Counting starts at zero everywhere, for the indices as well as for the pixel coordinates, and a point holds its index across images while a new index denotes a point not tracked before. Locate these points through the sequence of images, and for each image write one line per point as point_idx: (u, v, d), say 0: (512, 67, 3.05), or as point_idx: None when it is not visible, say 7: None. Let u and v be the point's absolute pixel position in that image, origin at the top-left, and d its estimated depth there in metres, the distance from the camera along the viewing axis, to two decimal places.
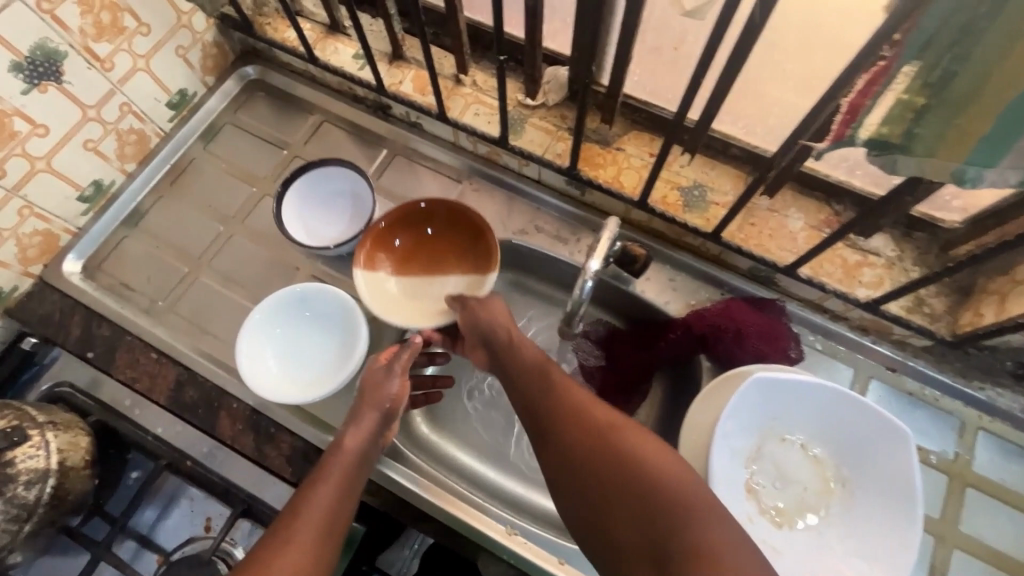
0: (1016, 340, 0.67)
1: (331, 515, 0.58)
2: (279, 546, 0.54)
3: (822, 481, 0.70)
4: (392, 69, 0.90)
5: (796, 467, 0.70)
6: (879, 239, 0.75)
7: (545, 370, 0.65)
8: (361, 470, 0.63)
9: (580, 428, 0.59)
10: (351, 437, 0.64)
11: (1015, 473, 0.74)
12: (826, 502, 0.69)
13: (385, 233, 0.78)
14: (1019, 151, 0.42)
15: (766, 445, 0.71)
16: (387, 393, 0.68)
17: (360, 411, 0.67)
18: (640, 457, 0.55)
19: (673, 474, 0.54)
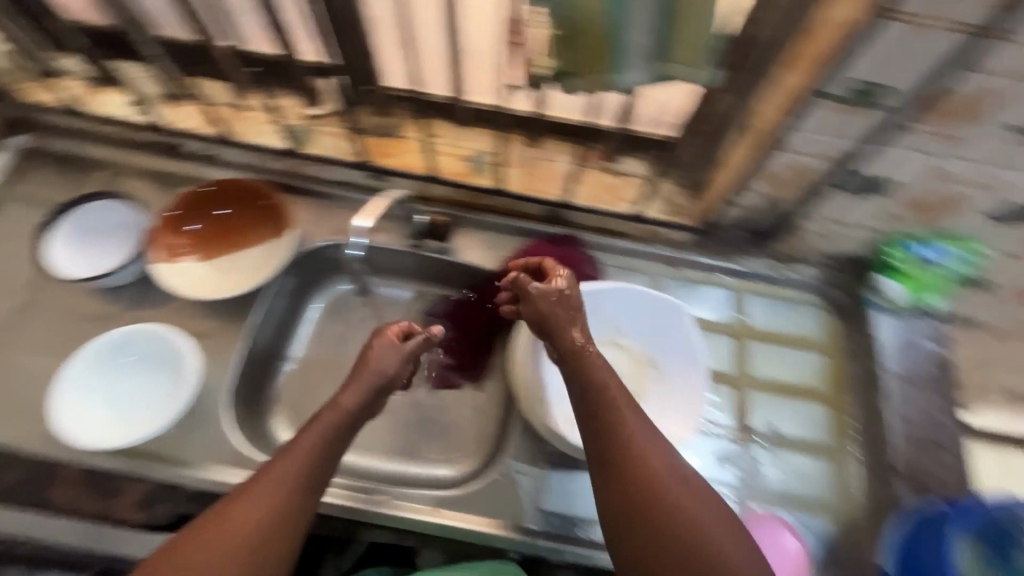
0: (739, 213, 0.84)
1: (294, 484, 0.57)
2: (248, 497, 0.55)
3: (634, 367, 0.83)
4: (173, 109, 0.92)
5: (612, 361, 0.83)
6: (633, 163, 0.88)
7: (588, 353, 0.65)
8: (346, 432, 0.64)
9: (618, 420, 0.59)
10: (345, 400, 0.64)
11: (780, 318, 0.91)
12: (639, 382, 0.82)
13: (179, 224, 0.86)
14: (635, 54, 0.56)
15: (587, 349, 0.84)
16: (370, 362, 0.68)
17: (366, 367, 0.67)
18: (654, 451, 0.57)
19: (687, 490, 0.56)
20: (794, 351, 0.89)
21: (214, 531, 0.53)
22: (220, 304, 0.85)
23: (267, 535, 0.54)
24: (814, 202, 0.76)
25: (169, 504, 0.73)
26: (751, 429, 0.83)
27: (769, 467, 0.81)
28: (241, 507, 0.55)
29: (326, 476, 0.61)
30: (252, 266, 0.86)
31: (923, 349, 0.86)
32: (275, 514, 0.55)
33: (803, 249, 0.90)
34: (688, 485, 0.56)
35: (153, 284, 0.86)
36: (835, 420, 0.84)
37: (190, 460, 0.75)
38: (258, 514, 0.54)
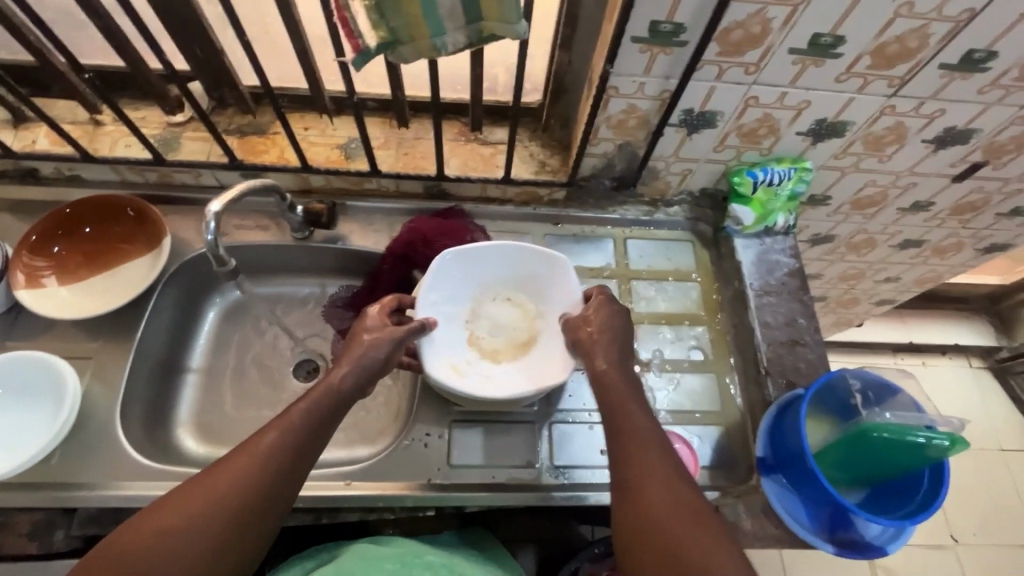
0: (600, 164, 0.91)
1: (271, 457, 0.58)
2: (228, 467, 0.57)
3: (527, 320, 0.87)
4: (21, 133, 0.88)
5: (506, 316, 0.87)
6: (500, 132, 0.95)
7: (609, 384, 0.68)
8: (334, 418, 0.64)
9: (631, 426, 0.64)
10: (343, 375, 0.66)
11: (659, 258, 0.99)
12: (530, 334, 0.86)
13: (41, 249, 0.82)
14: (446, 17, 0.60)
15: (479, 307, 0.87)
16: (364, 339, 0.68)
17: (349, 353, 0.68)
18: (657, 451, 0.62)
19: (685, 498, 0.58)
20: (672, 284, 0.96)
21: (188, 496, 0.54)
22: (100, 324, 0.83)
23: (228, 511, 0.54)
24: (660, 143, 0.84)
25: (64, 530, 0.71)
26: (641, 359, 0.90)
27: (660, 391, 0.88)
28: (219, 477, 0.56)
29: (306, 464, 0.60)
30: (130, 280, 0.84)
31: (776, 263, 0.95)
32: (249, 487, 0.56)
33: (667, 191, 0.98)
34: (678, 486, 0.59)
35: (23, 313, 0.83)
36: (714, 339, 0.92)
37: (81, 482, 0.72)
38: (231, 486, 0.55)
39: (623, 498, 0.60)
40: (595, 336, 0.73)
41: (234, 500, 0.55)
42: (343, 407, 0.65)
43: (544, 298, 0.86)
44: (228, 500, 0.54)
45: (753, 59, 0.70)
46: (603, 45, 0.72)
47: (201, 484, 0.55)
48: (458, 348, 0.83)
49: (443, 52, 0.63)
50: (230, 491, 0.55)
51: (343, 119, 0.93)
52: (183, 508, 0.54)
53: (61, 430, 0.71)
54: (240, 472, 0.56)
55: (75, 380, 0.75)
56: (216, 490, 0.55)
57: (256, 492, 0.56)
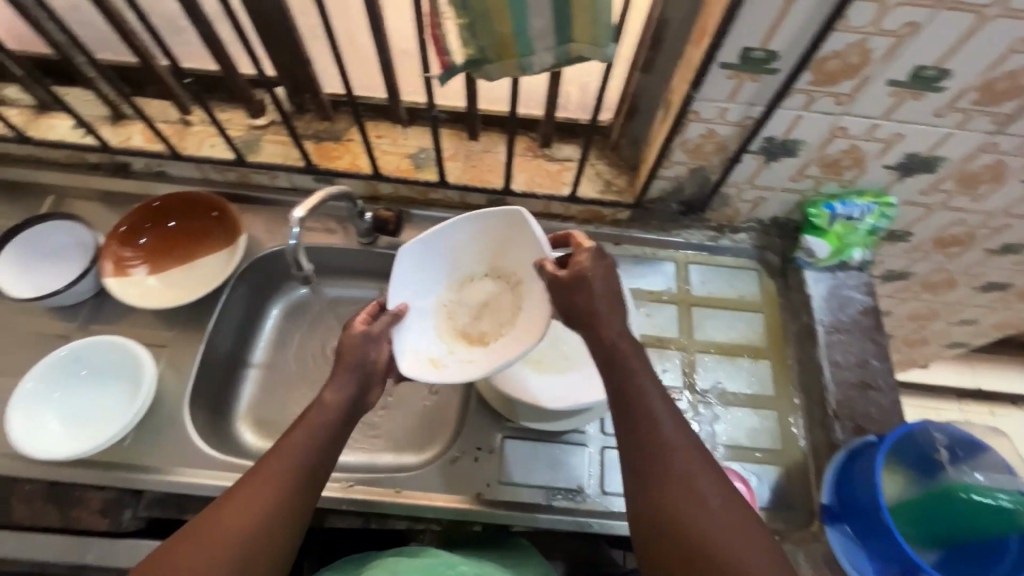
0: (669, 187, 0.89)
1: (288, 475, 0.59)
2: (237, 496, 0.57)
3: (512, 294, 0.75)
4: (117, 129, 0.93)
5: (490, 294, 0.77)
6: (568, 148, 0.95)
7: (617, 353, 0.62)
8: (337, 433, 0.64)
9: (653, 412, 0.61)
10: (337, 391, 0.65)
11: (722, 285, 0.96)
12: (517, 309, 0.74)
13: (129, 240, 0.87)
14: (537, 37, 0.60)
15: (462, 296, 0.78)
16: (362, 359, 0.67)
17: (341, 370, 0.67)
18: (678, 443, 0.59)
19: (710, 495, 0.57)
20: (735, 313, 0.93)
21: (201, 530, 0.55)
22: (176, 314, 0.87)
23: (258, 527, 0.56)
24: (735, 169, 0.82)
25: (132, 510, 0.74)
26: (699, 390, 0.87)
27: (717, 423, 0.85)
28: (228, 508, 0.56)
29: (320, 477, 0.61)
30: (206, 277, 0.88)
31: (849, 299, 0.90)
32: (270, 504, 0.57)
33: (735, 217, 0.95)
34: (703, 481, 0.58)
35: (108, 298, 0.87)
36: (777, 374, 0.89)
37: (150, 465, 0.75)
38: (245, 515, 0.56)
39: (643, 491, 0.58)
40: (599, 297, 0.62)
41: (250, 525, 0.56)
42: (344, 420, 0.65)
43: (519, 271, 0.74)
44: (247, 531, 0.55)
45: (846, 90, 0.67)
46: (687, 69, 0.70)
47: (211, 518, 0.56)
48: (439, 341, 0.75)
49: (528, 72, 0.63)
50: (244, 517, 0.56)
51: (414, 128, 0.95)
52: (209, 535, 0.55)
53: (135, 414, 0.74)
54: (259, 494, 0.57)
55: (152, 366, 0.78)
56: (229, 524, 0.55)
57: (273, 515, 0.57)
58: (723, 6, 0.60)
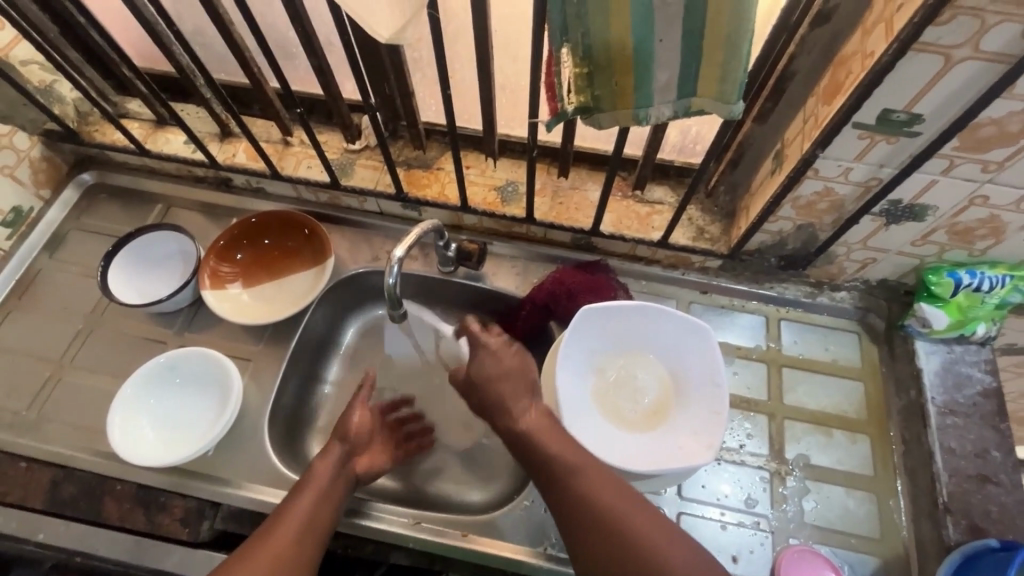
0: (770, 240, 0.84)
1: (303, 526, 0.63)
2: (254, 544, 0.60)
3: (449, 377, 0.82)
4: (224, 146, 0.98)
5: None
6: (660, 190, 0.91)
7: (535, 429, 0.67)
8: (339, 482, 0.69)
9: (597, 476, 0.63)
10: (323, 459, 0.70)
11: (818, 347, 0.89)
12: None
13: (225, 254, 0.90)
14: (659, 89, 0.57)
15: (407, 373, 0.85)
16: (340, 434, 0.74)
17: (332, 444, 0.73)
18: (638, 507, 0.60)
19: (669, 543, 0.58)
20: (831, 379, 0.86)
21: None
22: (262, 329, 0.89)
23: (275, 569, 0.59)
24: (849, 230, 0.76)
25: (209, 521, 0.76)
26: (786, 461, 0.81)
27: (806, 500, 0.78)
28: (244, 559, 0.59)
29: (327, 516, 0.66)
30: (294, 293, 0.90)
31: (966, 378, 0.81)
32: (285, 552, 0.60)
33: (839, 275, 0.88)
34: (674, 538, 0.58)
35: (202, 308, 0.91)
36: (876, 452, 0.81)
37: (231, 478, 0.78)
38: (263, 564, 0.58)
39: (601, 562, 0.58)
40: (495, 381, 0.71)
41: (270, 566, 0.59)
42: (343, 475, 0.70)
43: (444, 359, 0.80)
44: (270, 570, 0.58)
45: (997, 157, 0.60)
46: (811, 124, 0.66)
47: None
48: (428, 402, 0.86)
49: (643, 123, 0.61)
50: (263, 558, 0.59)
51: (504, 161, 0.95)
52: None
53: (224, 428, 0.76)
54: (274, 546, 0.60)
55: (240, 380, 0.81)
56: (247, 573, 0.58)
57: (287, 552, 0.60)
58: (869, 65, 0.55)
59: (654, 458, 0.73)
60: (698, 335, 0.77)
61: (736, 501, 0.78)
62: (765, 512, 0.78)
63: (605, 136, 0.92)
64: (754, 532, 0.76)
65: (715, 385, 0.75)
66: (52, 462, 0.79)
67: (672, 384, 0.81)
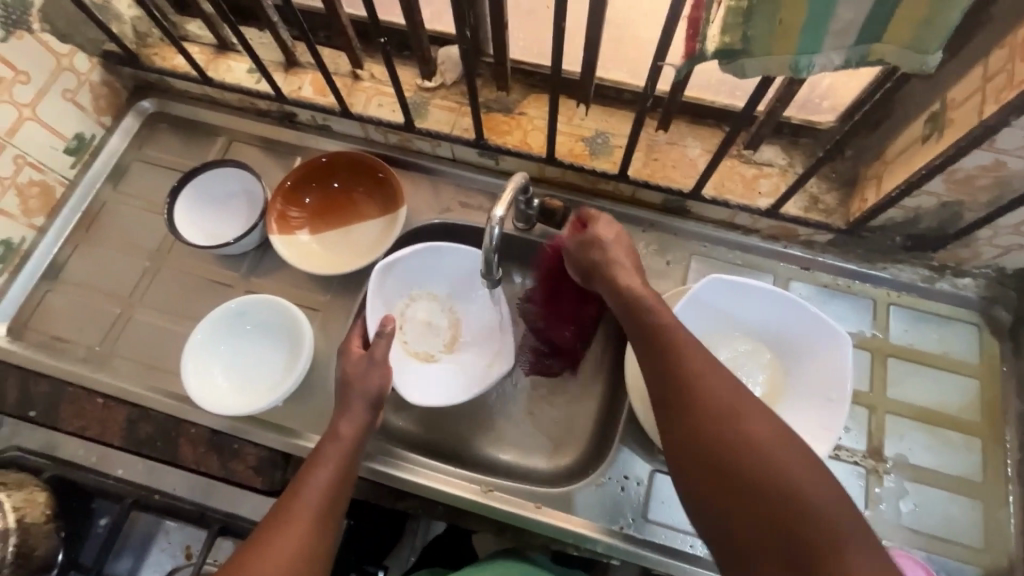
0: (898, 217, 0.74)
1: (325, 502, 0.61)
2: (279, 530, 0.58)
3: (434, 294, 0.86)
4: (289, 78, 0.90)
5: (421, 284, 0.86)
6: (770, 151, 0.81)
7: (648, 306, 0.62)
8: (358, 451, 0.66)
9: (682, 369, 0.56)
10: (344, 424, 0.66)
11: (931, 338, 0.80)
12: (434, 296, 0.86)
13: (292, 196, 0.85)
14: (835, 31, 0.47)
15: (437, 264, 0.84)
16: (381, 398, 0.69)
17: (349, 402, 0.68)
18: (704, 374, 0.55)
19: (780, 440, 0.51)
20: (944, 375, 0.78)
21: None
22: (331, 279, 0.85)
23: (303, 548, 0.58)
24: (1007, 212, 0.65)
25: (282, 471, 0.75)
26: (883, 458, 0.75)
27: (905, 501, 0.73)
28: (272, 544, 0.57)
29: (347, 484, 0.64)
30: (364, 243, 0.85)
31: None
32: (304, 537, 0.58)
33: (968, 260, 0.78)
34: (778, 428, 0.52)
35: (268, 252, 0.88)
36: (988, 459, 0.74)
37: (301, 431, 0.76)
38: (284, 554, 0.56)
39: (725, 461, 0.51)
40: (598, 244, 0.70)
41: (299, 546, 0.58)
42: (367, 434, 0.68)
43: (428, 302, 0.86)
44: (296, 553, 0.57)
45: None
46: (999, 83, 0.55)
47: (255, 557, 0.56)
48: (420, 282, 0.86)
49: (801, 75, 0.51)
50: (295, 536, 0.58)
51: (594, 107, 0.85)
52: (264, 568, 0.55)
53: (296, 382, 0.74)
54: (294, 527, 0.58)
55: (311, 330, 0.78)
56: (278, 548, 0.57)
57: (314, 526, 0.59)
58: None
59: None
60: (830, 338, 0.69)
61: None
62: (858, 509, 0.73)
63: (715, 86, 0.81)
64: None
65: (833, 402, 0.68)
66: (125, 401, 0.79)
67: (787, 373, 0.74)
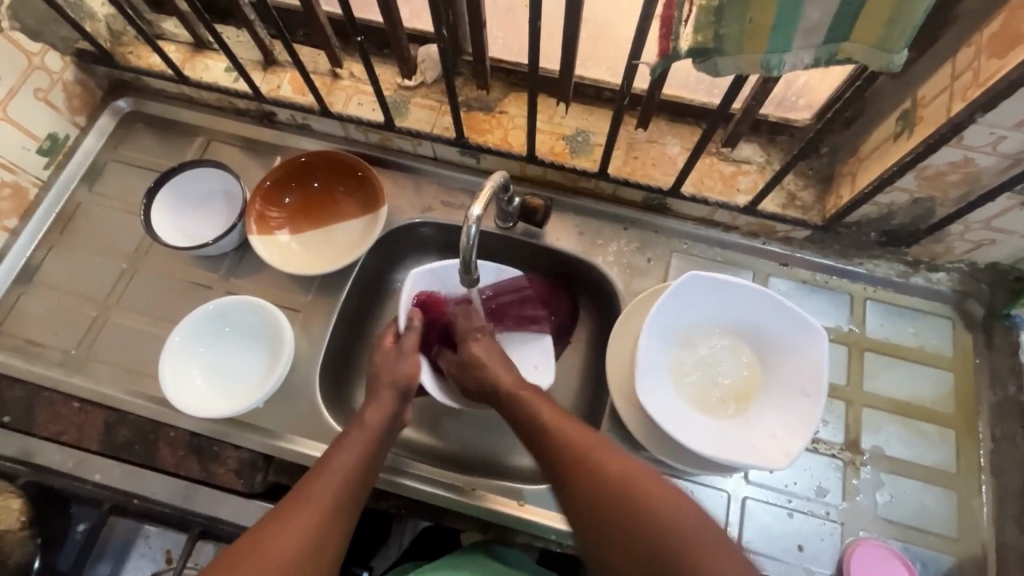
0: (873, 213, 0.75)
1: (349, 482, 0.61)
2: (302, 504, 0.57)
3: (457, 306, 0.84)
4: (268, 76, 0.89)
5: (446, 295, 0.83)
6: (749, 148, 0.82)
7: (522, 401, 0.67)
8: (384, 437, 0.67)
9: (568, 454, 0.61)
10: (372, 412, 0.67)
11: (907, 332, 0.81)
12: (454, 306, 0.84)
13: (272, 196, 0.84)
14: (804, 30, 0.48)
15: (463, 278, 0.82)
16: (409, 389, 0.70)
17: (379, 391, 0.70)
18: (593, 454, 0.59)
19: (665, 500, 0.54)
20: (919, 368, 0.80)
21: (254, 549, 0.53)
22: (312, 279, 0.85)
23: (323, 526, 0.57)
24: (977, 208, 0.66)
25: (263, 474, 0.75)
26: (860, 451, 0.76)
27: (881, 493, 0.74)
28: (295, 517, 0.56)
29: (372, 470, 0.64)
30: (345, 243, 0.85)
31: None
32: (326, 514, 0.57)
33: (942, 255, 0.79)
34: (660, 486, 0.55)
35: (248, 252, 0.87)
36: (961, 450, 0.76)
37: (282, 432, 0.76)
38: (304, 527, 0.56)
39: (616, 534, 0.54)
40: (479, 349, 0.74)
41: (320, 523, 0.57)
42: (392, 424, 0.68)
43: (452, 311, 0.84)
44: (315, 530, 0.56)
45: None
46: (966, 81, 0.56)
47: (275, 531, 0.55)
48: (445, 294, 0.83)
49: (772, 74, 0.51)
50: (317, 512, 0.57)
51: (575, 106, 0.85)
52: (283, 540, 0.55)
53: (275, 384, 0.74)
54: (316, 504, 0.58)
55: (291, 331, 0.78)
56: (299, 521, 0.56)
57: (337, 505, 0.59)
58: None
59: (731, 446, 0.69)
60: (804, 329, 0.70)
61: (805, 489, 0.74)
62: (836, 502, 0.74)
63: (693, 84, 0.82)
64: (824, 522, 0.73)
65: (809, 396, 0.69)
66: (103, 405, 0.78)
67: (767, 371, 0.75)
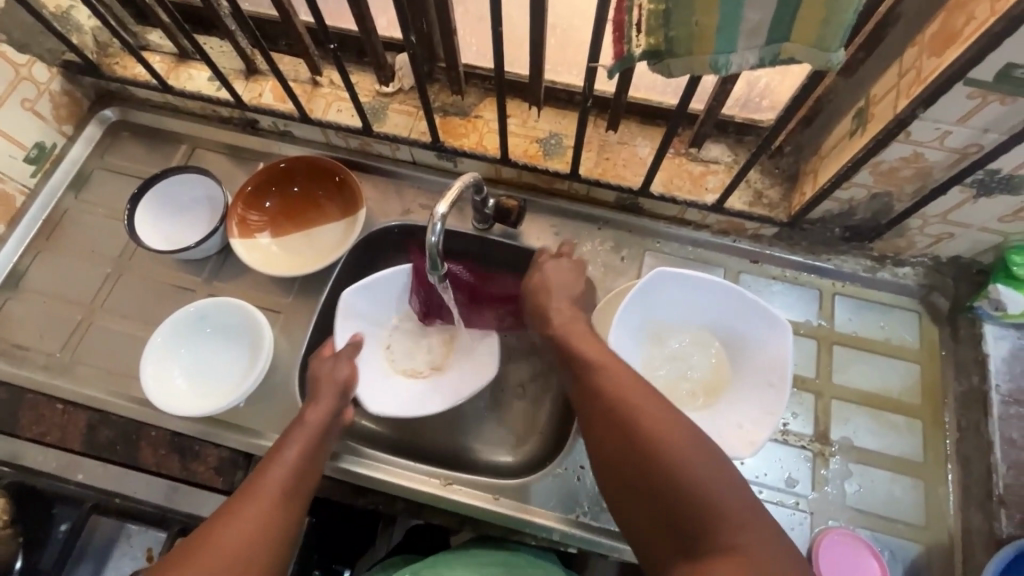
0: (835, 209, 0.77)
1: (289, 479, 0.63)
2: (241, 503, 0.59)
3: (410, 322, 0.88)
4: (250, 85, 0.92)
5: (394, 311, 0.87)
6: (717, 148, 0.84)
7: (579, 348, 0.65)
8: (326, 434, 0.69)
9: (609, 406, 0.58)
10: (311, 411, 0.69)
11: (875, 326, 0.83)
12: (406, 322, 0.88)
13: (253, 200, 0.87)
14: (746, 31, 0.50)
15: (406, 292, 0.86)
16: (343, 386, 0.73)
17: (318, 390, 0.73)
18: (635, 406, 0.56)
19: (701, 463, 0.52)
20: (886, 360, 0.81)
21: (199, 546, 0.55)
22: (293, 280, 0.87)
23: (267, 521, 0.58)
24: (933, 202, 0.68)
25: (242, 472, 0.76)
26: (829, 442, 0.78)
27: (850, 482, 0.76)
28: (236, 517, 0.58)
29: (313, 467, 0.66)
30: (324, 246, 0.87)
31: None
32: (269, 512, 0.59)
33: (906, 249, 0.81)
34: (704, 449, 0.53)
35: (230, 256, 0.89)
36: (928, 441, 0.77)
37: (262, 431, 0.77)
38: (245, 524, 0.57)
39: (648, 495, 0.52)
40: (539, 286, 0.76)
41: (263, 520, 0.58)
42: (334, 420, 0.71)
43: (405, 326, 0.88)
44: (257, 527, 0.58)
45: None
46: (910, 79, 0.58)
47: (219, 529, 0.57)
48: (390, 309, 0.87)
49: (721, 74, 0.54)
50: (261, 507, 0.59)
51: (548, 109, 0.87)
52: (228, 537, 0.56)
53: (254, 383, 0.75)
54: (258, 502, 0.59)
55: (271, 331, 0.80)
56: (239, 519, 0.58)
57: (280, 500, 0.61)
58: (1002, 10, 0.47)
59: None
60: (766, 320, 0.72)
61: (775, 480, 0.76)
62: (805, 492, 0.75)
63: (661, 87, 0.85)
64: (793, 511, 0.74)
65: (774, 388, 0.70)
66: (86, 407, 0.79)
67: (735, 363, 0.76)
